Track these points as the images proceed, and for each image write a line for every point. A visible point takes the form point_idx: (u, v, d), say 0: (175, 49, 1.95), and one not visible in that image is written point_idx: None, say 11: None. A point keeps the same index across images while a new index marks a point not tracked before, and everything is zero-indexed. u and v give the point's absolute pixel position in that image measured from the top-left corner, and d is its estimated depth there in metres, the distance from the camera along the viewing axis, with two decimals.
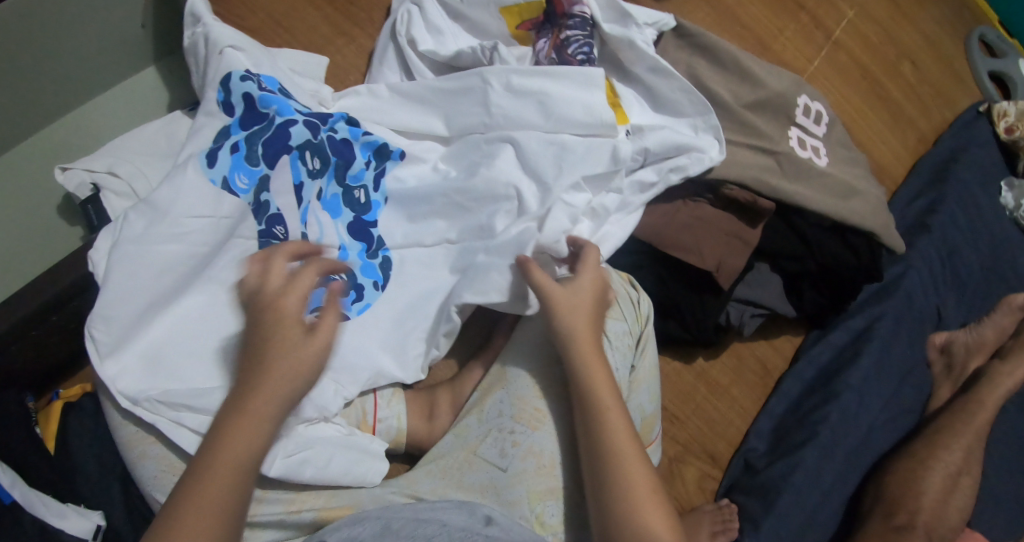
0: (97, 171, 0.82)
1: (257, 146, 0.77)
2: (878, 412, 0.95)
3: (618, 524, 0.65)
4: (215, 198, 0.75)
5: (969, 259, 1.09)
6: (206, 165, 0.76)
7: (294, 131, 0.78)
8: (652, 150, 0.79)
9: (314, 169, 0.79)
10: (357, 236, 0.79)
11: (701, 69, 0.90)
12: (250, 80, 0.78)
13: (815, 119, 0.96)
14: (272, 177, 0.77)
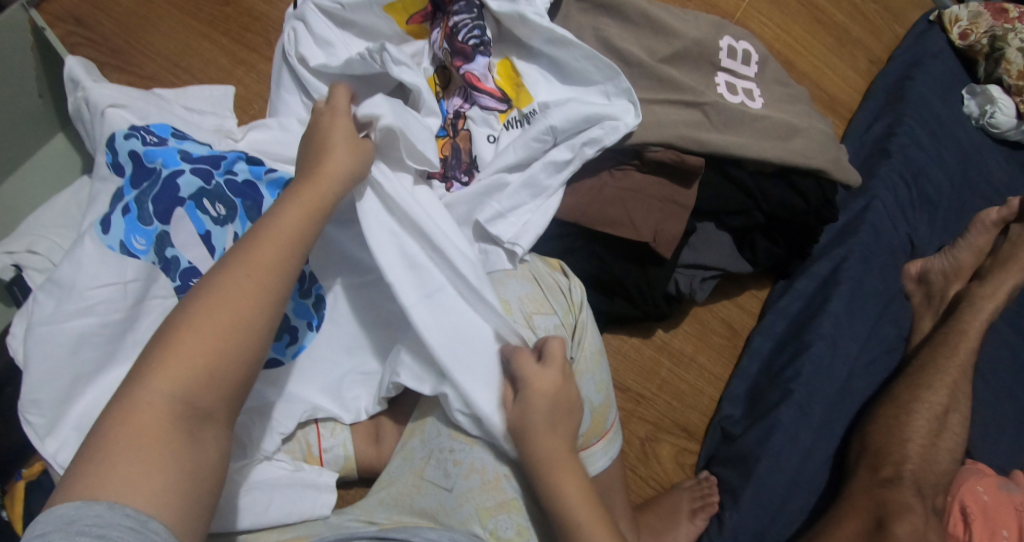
0: (18, 251, 0.78)
1: (148, 203, 0.71)
2: (855, 357, 0.91)
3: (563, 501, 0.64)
4: (117, 265, 0.69)
5: (938, 178, 1.03)
6: (102, 233, 0.70)
7: (182, 182, 0.72)
8: (560, 127, 0.74)
9: (220, 216, 0.73)
10: None
11: (610, 31, 0.85)
12: (134, 136, 0.73)
13: (743, 60, 0.90)
14: (172, 233, 0.71)
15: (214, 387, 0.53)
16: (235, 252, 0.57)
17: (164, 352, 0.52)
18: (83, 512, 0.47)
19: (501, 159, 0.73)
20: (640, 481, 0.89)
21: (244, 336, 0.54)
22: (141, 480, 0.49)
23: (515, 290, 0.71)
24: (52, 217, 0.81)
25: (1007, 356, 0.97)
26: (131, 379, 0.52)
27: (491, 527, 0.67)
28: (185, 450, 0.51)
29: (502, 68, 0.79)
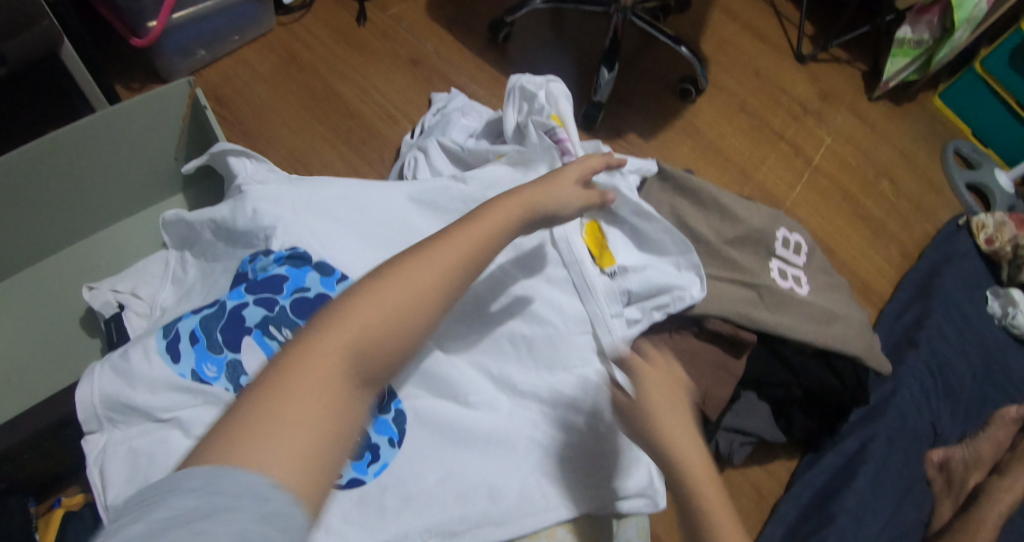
0: (122, 292, 0.95)
1: (216, 334, 0.84)
2: (878, 532, 0.96)
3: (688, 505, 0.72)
4: (189, 391, 0.82)
5: (959, 370, 1.15)
6: (171, 361, 0.82)
7: (247, 313, 0.86)
8: (637, 291, 0.91)
9: (287, 339, 0.86)
10: (299, 315, 0.87)
11: (684, 210, 1.00)
12: (172, 336, 0.84)
13: (795, 250, 1.02)
14: (240, 361, 0.84)
15: (315, 484, 0.52)
16: (317, 317, 0.57)
17: (366, 297, 0.58)
18: (239, 480, 0.49)
19: (577, 307, 0.89)
20: None
21: (325, 452, 0.53)
22: (297, 437, 0.52)
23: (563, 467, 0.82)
24: (155, 266, 0.99)
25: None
26: (263, 443, 0.51)
27: None
28: (333, 413, 0.54)
29: (590, 229, 0.94)
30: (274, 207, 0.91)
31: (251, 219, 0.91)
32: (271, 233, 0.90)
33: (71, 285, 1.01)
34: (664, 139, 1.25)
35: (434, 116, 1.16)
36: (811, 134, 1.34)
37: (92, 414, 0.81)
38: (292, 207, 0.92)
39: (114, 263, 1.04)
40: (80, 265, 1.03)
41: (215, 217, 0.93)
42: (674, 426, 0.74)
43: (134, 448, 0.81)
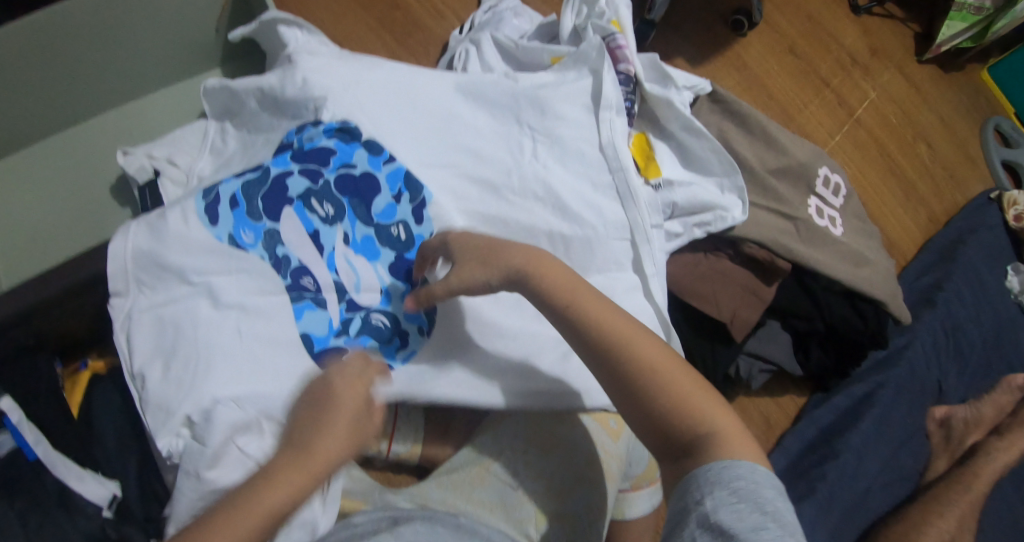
0: (158, 158, 0.88)
1: (257, 200, 0.78)
2: (874, 475, 1.00)
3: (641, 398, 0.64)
4: (228, 256, 0.76)
5: (971, 335, 1.15)
6: (208, 223, 0.76)
7: (290, 182, 0.79)
8: (680, 205, 0.88)
9: (328, 216, 0.80)
10: (343, 192, 0.81)
11: (731, 133, 0.97)
12: (213, 199, 0.77)
13: (833, 190, 1.00)
14: (279, 231, 0.78)
15: None
16: (292, 447, 0.63)
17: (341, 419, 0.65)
18: None
19: (616, 217, 0.86)
20: None
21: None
22: None
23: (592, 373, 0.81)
24: (193, 135, 0.91)
25: (1015, 499, 1.02)
26: None
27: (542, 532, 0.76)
28: None
29: (638, 139, 0.92)
30: (326, 79, 0.82)
31: (301, 90, 0.81)
32: (321, 104, 0.81)
33: (97, 146, 0.97)
34: (710, 71, 1.22)
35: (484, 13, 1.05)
36: (858, 86, 1.31)
37: (120, 273, 0.74)
38: (342, 80, 0.82)
39: (149, 130, 0.99)
40: (113, 128, 0.98)
41: (262, 86, 0.83)
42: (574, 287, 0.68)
43: (161, 315, 0.73)
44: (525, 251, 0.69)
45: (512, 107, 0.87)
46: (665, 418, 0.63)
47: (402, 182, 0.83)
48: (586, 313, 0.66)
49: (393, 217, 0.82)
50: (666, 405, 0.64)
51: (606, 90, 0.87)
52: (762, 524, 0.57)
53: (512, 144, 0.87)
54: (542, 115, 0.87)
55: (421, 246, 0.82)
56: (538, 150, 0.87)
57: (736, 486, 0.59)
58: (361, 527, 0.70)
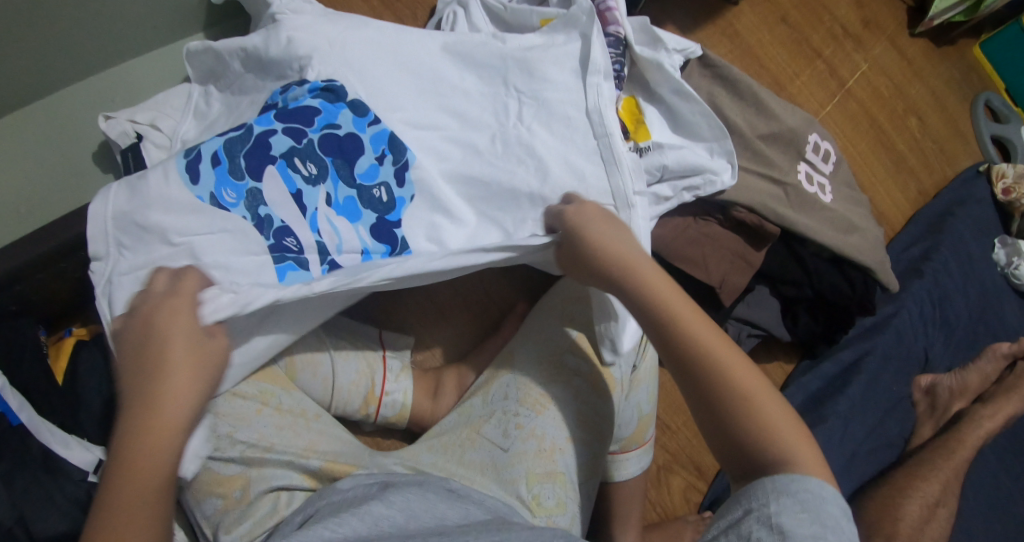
0: (141, 123, 0.86)
1: (240, 158, 0.74)
2: (860, 441, 1.01)
3: (733, 418, 0.65)
4: (208, 216, 0.72)
5: (957, 305, 1.16)
6: (189, 182, 0.72)
7: (275, 141, 0.76)
8: (670, 167, 0.86)
9: (311, 175, 0.77)
10: (326, 152, 0.78)
11: (721, 98, 0.96)
12: (194, 156, 0.73)
13: (823, 157, 1.00)
14: (263, 190, 0.75)
15: None
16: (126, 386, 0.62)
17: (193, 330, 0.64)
18: None
19: (600, 183, 0.83)
20: (649, 503, 0.95)
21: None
22: None
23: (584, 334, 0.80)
24: (176, 99, 0.90)
25: (998, 466, 1.03)
26: None
27: (535, 493, 0.73)
28: None
29: (627, 103, 0.90)
30: (311, 38, 0.80)
31: (285, 50, 0.79)
32: (307, 64, 0.79)
33: (78, 108, 0.94)
34: (702, 38, 1.20)
35: None
36: (850, 57, 1.30)
37: (100, 234, 0.71)
38: (328, 38, 0.81)
39: (134, 94, 0.96)
40: (98, 94, 0.95)
41: (245, 46, 0.81)
42: (635, 261, 0.71)
43: (143, 277, 0.71)
44: (631, 257, 0.71)
45: (500, 69, 0.86)
46: (743, 432, 0.65)
47: (387, 144, 0.81)
48: (677, 317, 0.68)
49: (377, 178, 0.80)
50: (750, 426, 0.65)
51: (594, 55, 0.85)
52: (821, 533, 0.58)
53: (497, 106, 0.85)
54: (529, 78, 0.85)
55: (403, 209, 0.81)
56: (524, 112, 0.85)
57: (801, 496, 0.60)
58: (352, 492, 0.70)
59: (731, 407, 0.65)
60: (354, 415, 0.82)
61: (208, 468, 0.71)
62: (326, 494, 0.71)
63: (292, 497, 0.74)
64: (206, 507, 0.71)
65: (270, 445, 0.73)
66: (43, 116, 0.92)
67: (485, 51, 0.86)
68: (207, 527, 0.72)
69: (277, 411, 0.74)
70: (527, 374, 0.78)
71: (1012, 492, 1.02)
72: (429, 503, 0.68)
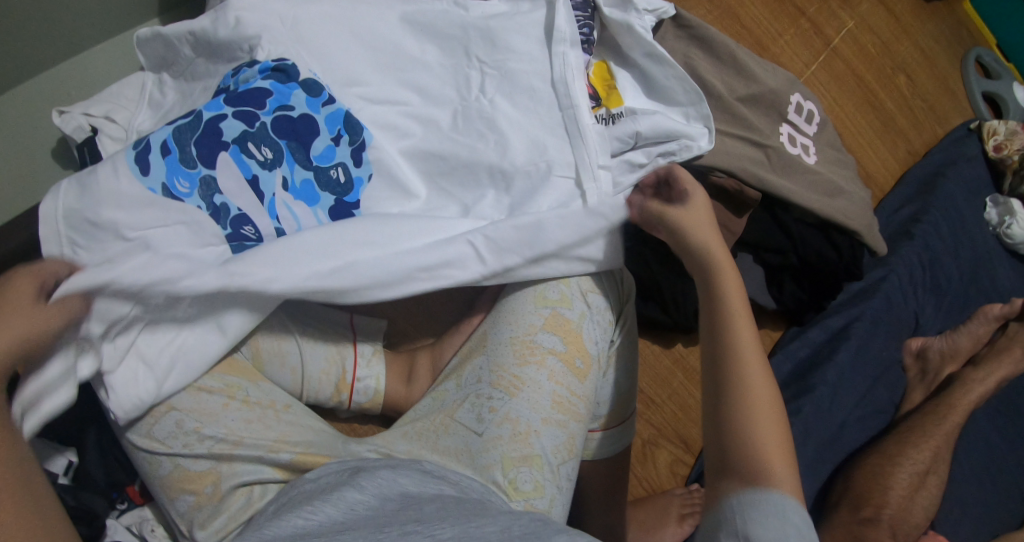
0: (96, 115, 0.83)
1: (191, 147, 0.72)
2: (850, 409, 0.99)
3: (748, 454, 0.66)
4: (163, 207, 0.70)
5: (949, 267, 1.13)
6: (140, 174, 0.69)
7: (226, 126, 0.73)
8: (644, 134, 0.82)
9: (266, 160, 0.75)
10: (281, 135, 0.75)
11: (698, 60, 0.92)
12: (144, 148, 0.70)
13: (806, 118, 0.96)
14: (216, 178, 0.72)
15: None
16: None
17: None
18: None
19: (565, 155, 0.80)
20: (636, 479, 0.93)
21: None
22: None
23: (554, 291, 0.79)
24: (130, 89, 0.86)
25: (992, 429, 1.01)
26: None
27: (511, 477, 0.71)
28: None
29: (598, 68, 0.87)
30: (261, 18, 0.77)
31: (233, 31, 0.76)
32: (255, 44, 0.76)
33: (30, 99, 0.90)
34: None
35: None
36: (835, 14, 1.26)
37: (52, 234, 0.68)
38: (278, 14, 0.78)
39: (89, 85, 0.93)
40: (51, 85, 0.91)
41: (193, 29, 0.78)
42: (742, 310, 0.72)
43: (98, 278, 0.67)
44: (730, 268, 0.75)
45: (461, 39, 0.82)
46: (738, 452, 0.66)
47: (343, 125, 0.78)
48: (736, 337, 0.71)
49: (333, 160, 0.77)
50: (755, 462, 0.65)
51: (558, 23, 0.82)
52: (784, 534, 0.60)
53: (460, 78, 0.82)
54: (491, 49, 0.82)
55: (363, 189, 0.78)
56: (487, 84, 0.82)
57: (783, 510, 0.62)
58: (322, 480, 0.68)
59: (750, 444, 0.66)
60: (327, 402, 0.80)
61: (178, 466, 0.69)
62: (301, 484, 0.69)
63: (265, 491, 0.72)
64: (180, 506, 0.70)
65: (238, 439, 0.70)
66: None
67: (446, 21, 0.83)
68: (182, 524, 0.70)
69: (245, 404, 0.72)
70: (501, 355, 0.76)
71: (1005, 455, 1.00)
72: (400, 485, 0.66)
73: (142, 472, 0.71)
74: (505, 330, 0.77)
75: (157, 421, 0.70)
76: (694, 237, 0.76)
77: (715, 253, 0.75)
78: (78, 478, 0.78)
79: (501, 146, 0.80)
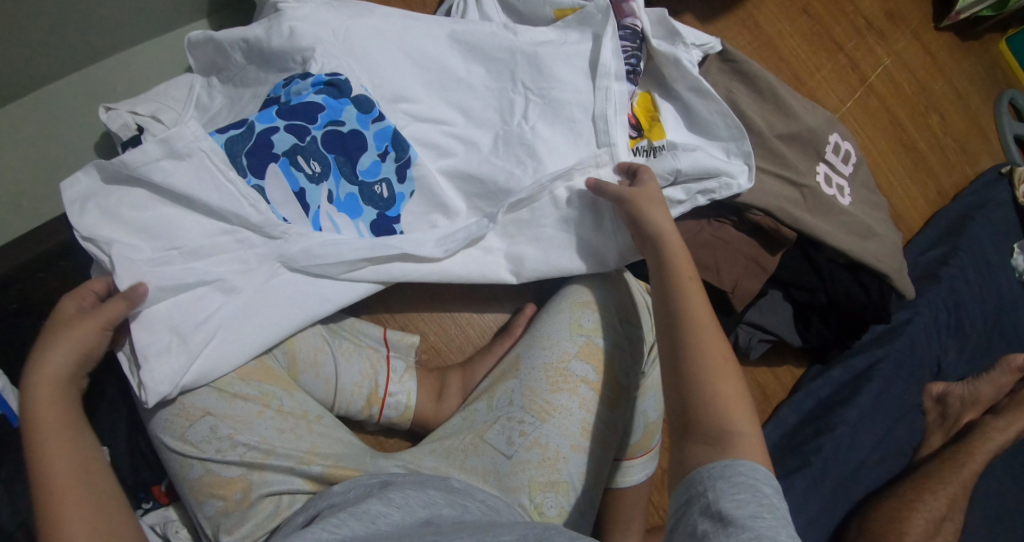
0: (142, 114, 0.82)
1: (241, 157, 0.73)
2: (869, 450, 0.99)
3: (700, 412, 0.66)
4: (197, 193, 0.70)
5: (974, 312, 1.13)
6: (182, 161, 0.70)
7: (277, 138, 0.74)
8: (684, 171, 0.81)
9: (314, 173, 0.76)
10: (330, 149, 0.76)
11: (740, 96, 0.93)
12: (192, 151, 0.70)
13: (843, 158, 0.97)
14: (265, 188, 0.73)
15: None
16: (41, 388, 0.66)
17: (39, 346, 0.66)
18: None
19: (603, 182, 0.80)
20: (653, 507, 0.94)
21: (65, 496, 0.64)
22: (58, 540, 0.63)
23: (589, 318, 0.79)
24: (177, 90, 0.85)
25: (1008, 478, 1.01)
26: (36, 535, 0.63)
27: (538, 502, 0.73)
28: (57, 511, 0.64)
29: (642, 100, 0.87)
30: (315, 29, 0.78)
31: (287, 41, 0.77)
32: (309, 55, 0.77)
33: (79, 97, 0.91)
34: (721, 30, 1.16)
35: None
36: (872, 51, 1.26)
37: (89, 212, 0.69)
38: (331, 28, 0.78)
39: (137, 84, 0.94)
40: (99, 84, 0.92)
41: (247, 37, 0.78)
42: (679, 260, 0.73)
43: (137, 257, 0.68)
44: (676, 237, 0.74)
45: (507, 63, 0.83)
46: (697, 419, 0.66)
47: (389, 142, 0.79)
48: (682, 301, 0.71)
49: (378, 175, 0.79)
50: (709, 419, 0.66)
51: (604, 57, 0.82)
52: (758, 512, 0.59)
53: (504, 102, 0.83)
54: (537, 74, 0.82)
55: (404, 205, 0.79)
56: (530, 110, 0.82)
57: (748, 471, 0.62)
58: (350, 494, 0.68)
59: (702, 398, 0.66)
60: (357, 415, 0.81)
61: (209, 471, 0.70)
62: (324, 502, 0.68)
63: (293, 500, 0.72)
64: (204, 512, 0.70)
65: (271, 449, 0.71)
66: (45, 106, 0.90)
67: (494, 44, 0.83)
68: (208, 528, 0.71)
69: (279, 413, 0.73)
70: (534, 381, 0.77)
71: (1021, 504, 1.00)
72: (426, 500, 0.67)
73: (171, 472, 0.71)
74: (539, 354, 0.78)
75: (192, 424, 0.70)
76: (642, 213, 0.75)
77: (666, 222, 0.74)
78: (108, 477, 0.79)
79: (535, 173, 0.81)
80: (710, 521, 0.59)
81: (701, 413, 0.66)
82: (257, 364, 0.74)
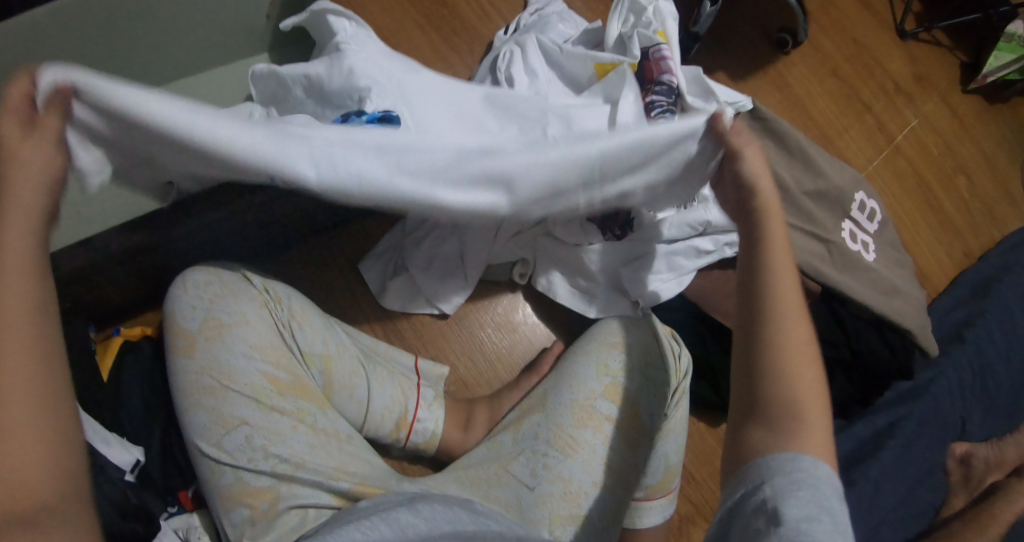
0: None
1: None
2: (888, 509, 1.02)
3: (775, 400, 0.67)
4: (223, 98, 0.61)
5: (999, 375, 1.14)
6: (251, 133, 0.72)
7: None
8: (714, 224, 0.84)
9: None
10: None
11: (769, 152, 0.96)
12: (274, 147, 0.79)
13: (869, 216, 0.99)
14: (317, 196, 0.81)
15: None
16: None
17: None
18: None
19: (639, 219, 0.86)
20: None
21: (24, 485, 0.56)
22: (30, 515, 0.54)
23: (617, 356, 0.80)
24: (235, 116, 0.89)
25: None
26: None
27: (556, 534, 0.75)
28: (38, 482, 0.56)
29: None
30: (371, 70, 0.83)
31: (346, 80, 0.82)
32: (366, 95, 0.81)
33: None
34: (751, 88, 1.20)
35: (530, 15, 1.01)
36: (900, 113, 1.29)
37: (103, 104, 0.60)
38: (385, 72, 0.84)
39: None
40: None
41: (308, 73, 0.83)
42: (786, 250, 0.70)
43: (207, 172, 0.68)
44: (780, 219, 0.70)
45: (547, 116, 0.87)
46: (772, 409, 0.67)
47: None
48: (789, 323, 0.68)
49: None
50: (781, 409, 0.66)
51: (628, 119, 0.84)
52: (816, 514, 0.59)
53: None
54: None
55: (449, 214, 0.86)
56: None
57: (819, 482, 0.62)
58: (379, 505, 0.70)
59: (780, 388, 0.67)
60: (385, 438, 0.84)
61: (240, 479, 0.72)
62: (356, 510, 0.69)
63: (319, 515, 0.74)
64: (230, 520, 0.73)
65: (301, 462, 0.74)
66: None
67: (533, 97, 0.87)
68: (231, 534, 0.73)
69: (312, 429, 0.75)
70: (560, 416, 0.79)
71: None
72: (452, 514, 0.69)
73: (203, 479, 0.74)
74: (566, 389, 0.80)
75: (228, 433, 0.72)
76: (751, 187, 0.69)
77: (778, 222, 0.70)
78: (141, 475, 0.80)
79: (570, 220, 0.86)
80: (774, 504, 0.60)
81: (776, 403, 0.67)
82: (294, 381, 0.76)
